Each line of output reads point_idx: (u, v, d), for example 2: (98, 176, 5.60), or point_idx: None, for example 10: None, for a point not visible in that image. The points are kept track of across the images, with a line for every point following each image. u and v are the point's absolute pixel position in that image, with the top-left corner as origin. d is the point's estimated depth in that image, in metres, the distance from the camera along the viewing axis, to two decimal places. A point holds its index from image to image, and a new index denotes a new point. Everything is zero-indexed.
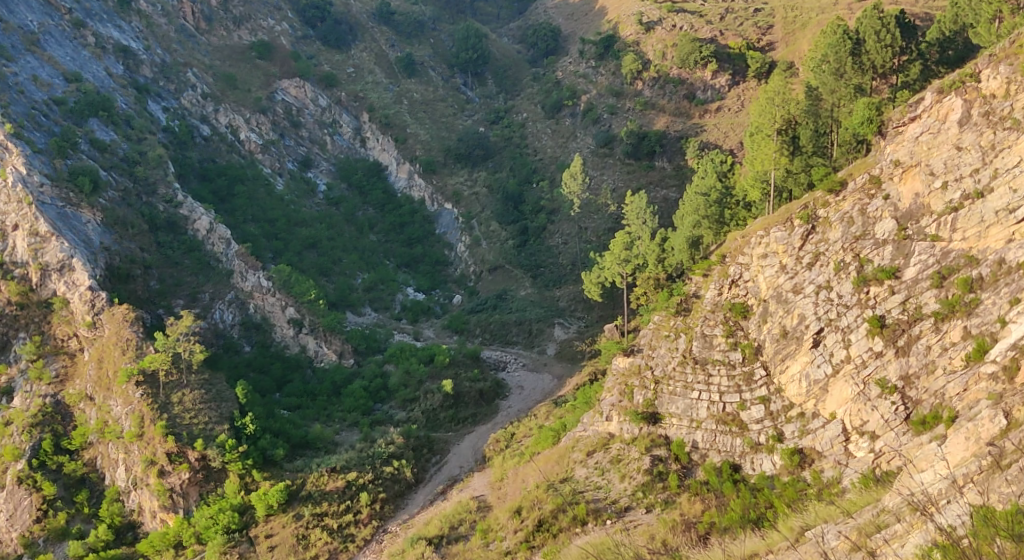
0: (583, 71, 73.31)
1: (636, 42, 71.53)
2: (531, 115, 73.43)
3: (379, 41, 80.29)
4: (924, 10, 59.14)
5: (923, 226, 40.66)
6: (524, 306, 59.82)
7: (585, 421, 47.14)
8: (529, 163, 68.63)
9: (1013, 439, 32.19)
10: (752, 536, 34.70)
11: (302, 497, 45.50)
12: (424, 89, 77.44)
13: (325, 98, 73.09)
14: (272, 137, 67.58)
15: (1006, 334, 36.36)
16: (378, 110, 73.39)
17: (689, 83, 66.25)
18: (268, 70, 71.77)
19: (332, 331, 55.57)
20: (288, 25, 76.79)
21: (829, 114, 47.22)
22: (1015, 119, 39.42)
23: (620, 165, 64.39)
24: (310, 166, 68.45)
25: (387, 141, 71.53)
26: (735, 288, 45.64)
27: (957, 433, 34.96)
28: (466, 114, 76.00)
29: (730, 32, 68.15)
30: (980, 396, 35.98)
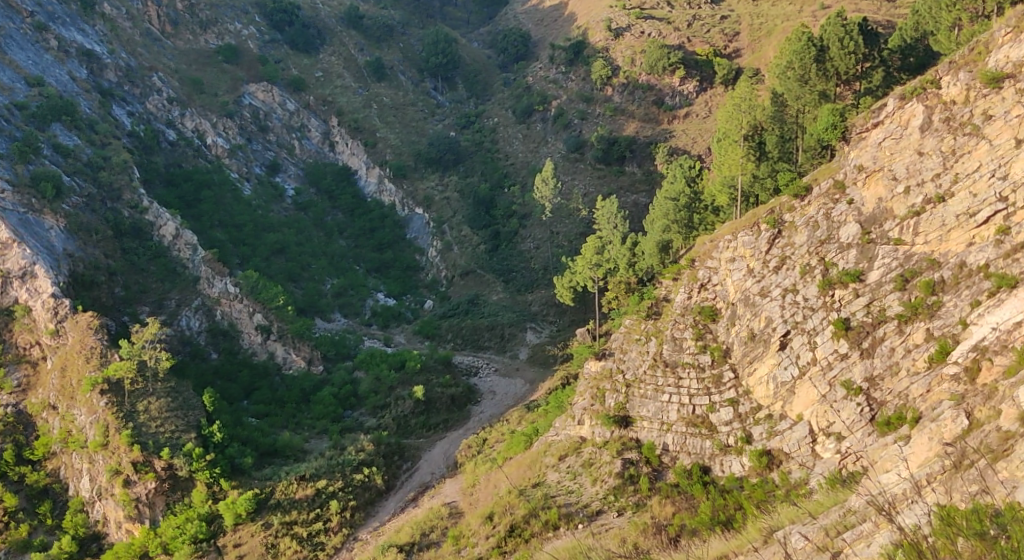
0: (553, 76, 73.70)
1: (605, 48, 71.83)
2: (501, 119, 73.58)
3: (348, 45, 79.86)
4: (886, 18, 60.47)
5: (886, 230, 41.42)
6: (496, 310, 59.92)
7: (557, 425, 47.34)
8: (501, 168, 68.73)
9: (975, 439, 32.76)
10: (720, 538, 35.49)
11: (271, 506, 45.19)
12: (394, 93, 77.18)
13: (292, 102, 72.34)
14: (239, 141, 66.97)
15: (968, 336, 37.16)
16: (348, 114, 73.08)
17: (658, 89, 66.70)
18: (235, 74, 71.32)
19: (300, 337, 54.89)
20: (255, 29, 76.16)
21: (794, 121, 47.89)
22: (974, 125, 40.30)
23: (591, 170, 64.82)
24: (277, 170, 67.76)
25: (357, 145, 71.20)
26: (704, 291, 46.21)
27: (921, 434, 35.82)
28: (437, 119, 75.96)
29: (697, 38, 68.99)
30: (943, 397, 36.73)
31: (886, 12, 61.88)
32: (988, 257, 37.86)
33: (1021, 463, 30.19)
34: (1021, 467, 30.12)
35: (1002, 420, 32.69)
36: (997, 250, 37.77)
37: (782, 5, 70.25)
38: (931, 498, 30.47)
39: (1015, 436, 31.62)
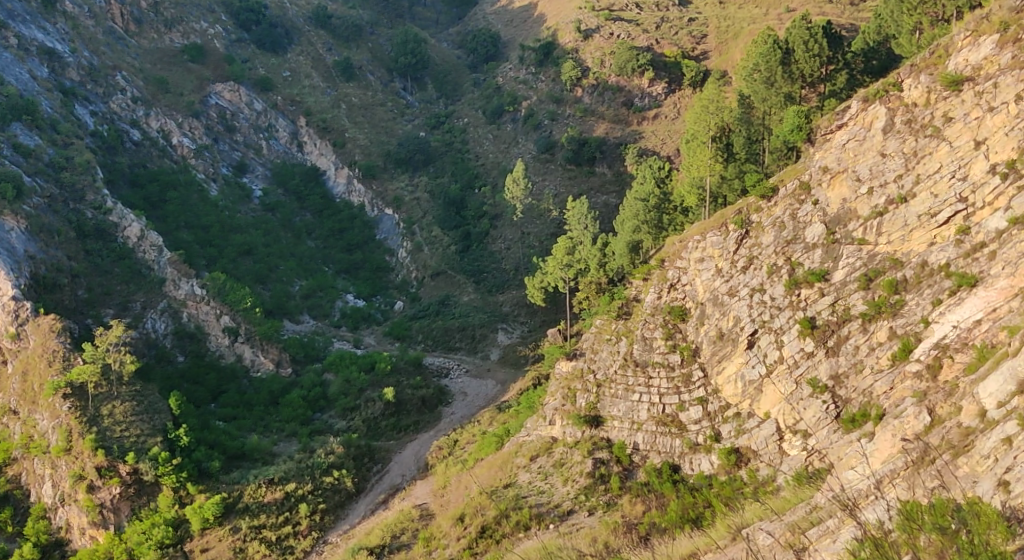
0: (523, 77, 74.06)
1: (574, 49, 72.11)
2: (472, 120, 73.69)
3: (316, 45, 79.33)
4: (849, 21, 61.76)
5: (850, 230, 42.06)
6: (467, 311, 59.87)
7: (529, 425, 47.51)
8: (471, 168, 68.73)
9: (936, 435, 34.14)
10: (690, 535, 36.15)
11: (240, 509, 44.88)
12: (363, 93, 76.78)
13: (260, 102, 71.51)
14: (206, 141, 66.10)
15: (930, 334, 37.93)
16: (316, 114, 72.57)
17: (628, 91, 67.04)
18: (201, 74, 70.33)
19: (268, 339, 54.00)
20: (221, 28, 75.20)
21: (761, 122, 48.08)
22: (935, 127, 41.12)
23: (561, 170, 65.09)
24: (244, 171, 67.05)
25: (326, 146, 70.85)
26: (674, 290, 46.57)
27: (884, 430, 36.94)
28: (406, 119, 75.68)
29: (665, 40, 69.51)
30: (905, 394, 37.43)
31: (850, 17, 63.67)
32: (949, 256, 38.63)
33: (980, 459, 31.62)
34: (980, 463, 31.58)
35: (963, 417, 33.80)
36: (957, 249, 38.55)
37: (748, 8, 71.20)
38: (894, 493, 31.26)
39: (975, 432, 32.91)
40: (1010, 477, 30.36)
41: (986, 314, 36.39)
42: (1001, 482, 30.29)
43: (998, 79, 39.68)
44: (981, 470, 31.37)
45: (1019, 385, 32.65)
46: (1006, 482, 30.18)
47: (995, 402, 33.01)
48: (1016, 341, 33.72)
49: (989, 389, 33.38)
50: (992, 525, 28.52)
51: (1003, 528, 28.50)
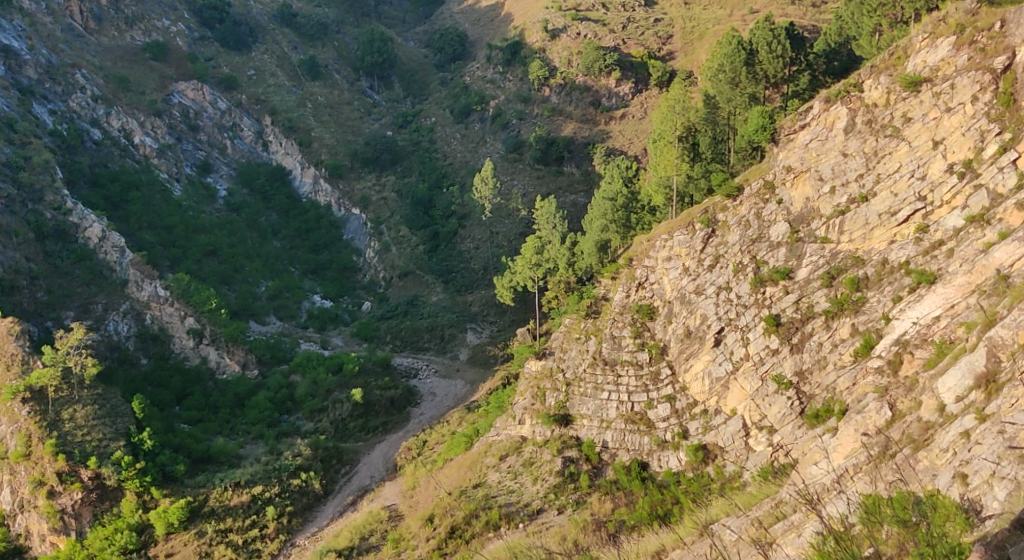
0: (490, 76, 74.13)
1: (541, 49, 72.41)
2: (439, 119, 73.54)
3: (280, 43, 78.53)
4: (811, 23, 63.26)
5: (813, 229, 42.65)
6: (435, 311, 59.62)
7: (498, 425, 47.59)
8: (439, 167, 68.62)
9: (897, 430, 35.17)
10: (659, 532, 36.65)
11: (205, 513, 44.33)
12: (329, 93, 76.16)
13: (224, 101, 70.87)
14: (169, 140, 65.25)
15: (891, 330, 38.44)
16: (280, 113, 71.59)
17: (595, 91, 67.39)
18: (164, 71, 69.35)
19: (234, 341, 53.45)
20: (184, 26, 74.35)
21: (727, 122, 48.93)
22: (894, 127, 41.91)
23: (530, 170, 65.17)
24: (208, 170, 66.13)
25: (291, 145, 70.08)
26: (642, 289, 46.97)
27: (846, 425, 37.54)
28: (373, 118, 75.23)
29: (632, 40, 70.12)
30: (868, 389, 38.00)
31: (812, 17, 65.59)
32: (909, 254, 39.28)
33: (940, 452, 32.64)
34: (940, 456, 32.58)
35: (923, 411, 34.75)
36: (917, 247, 39.24)
37: (712, 9, 72.27)
38: (856, 487, 32.29)
39: (934, 426, 33.96)
40: (969, 470, 31.20)
41: (945, 310, 37.03)
42: (959, 475, 31.12)
43: (955, 80, 40.58)
44: (941, 463, 32.35)
45: (976, 380, 33.38)
46: (966, 475, 30.99)
47: (954, 396, 33.88)
48: (973, 337, 34.53)
49: (948, 383, 34.22)
50: (950, 517, 29.45)
51: (961, 520, 29.38)
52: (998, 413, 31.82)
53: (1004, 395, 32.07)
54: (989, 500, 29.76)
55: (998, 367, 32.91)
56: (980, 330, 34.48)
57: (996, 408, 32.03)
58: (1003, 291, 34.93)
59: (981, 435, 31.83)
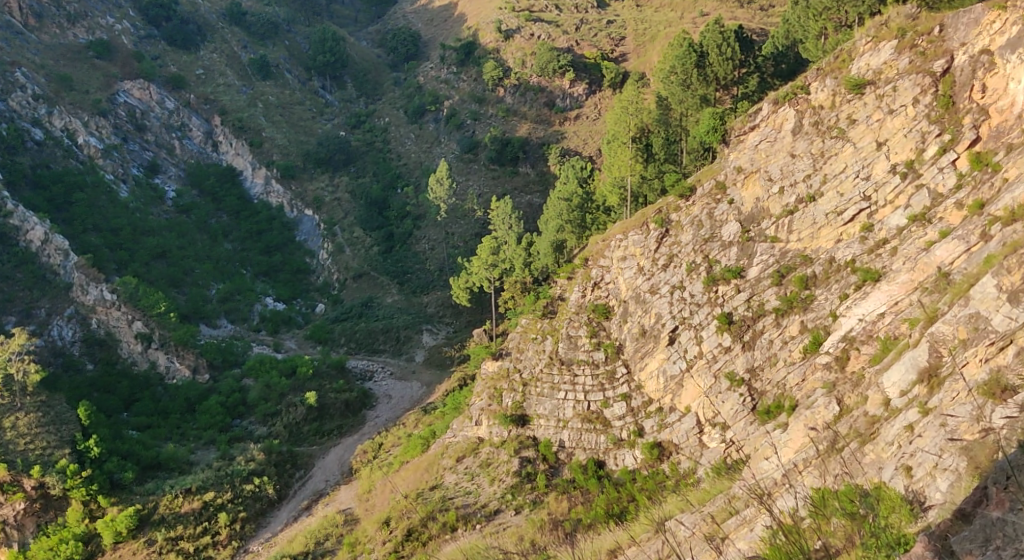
0: (444, 76, 73.99)
1: (495, 49, 72.46)
2: (393, 119, 73.54)
3: (230, 42, 77.31)
4: (760, 26, 64.62)
5: (763, 228, 43.29)
6: (390, 313, 59.22)
7: (455, 426, 47.49)
8: (393, 168, 68.42)
9: (845, 424, 36.07)
10: (616, 529, 36.98)
11: (155, 521, 43.51)
12: (280, 92, 75.29)
13: (172, 101, 69.34)
14: (114, 141, 63.45)
15: (838, 327, 39.16)
16: (230, 113, 70.51)
17: (549, 92, 67.73)
18: (108, 70, 67.62)
19: (184, 345, 52.41)
20: (129, 24, 72.52)
21: (679, 122, 49.25)
22: (840, 128, 42.71)
23: (484, 170, 65.25)
24: (156, 172, 64.63)
25: (242, 145, 68.89)
26: (598, 289, 47.35)
27: (797, 420, 38.15)
28: (325, 118, 74.80)
29: (585, 42, 70.72)
30: (817, 385, 38.58)
31: (760, 21, 67.29)
32: (855, 252, 40.17)
33: (885, 446, 33.70)
34: (885, 449, 33.62)
35: (869, 406, 35.81)
36: (862, 246, 40.12)
37: (663, 12, 73.51)
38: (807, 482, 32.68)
39: (881, 420, 34.97)
40: (913, 462, 32.03)
41: (890, 307, 37.98)
42: (904, 467, 31.94)
43: (897, 82, 41.58)
44: (886, 456, 33.37)
45: (919, 374, 34.78)
46: (910, 467, 31.84)
47: (899, 391, 35.13)
48: (916, 333, 35.80)
49: (892, 379, 35.50)
50: (896, 509, 29.89)
51: (906, 511, 29.93)
52: (940, 407, 33.01)
53: (946, 388, 33.44)
54: (932, 491, 30.60)
55: (939, 361, 34.39)
56: (922, 326, 35.79)
57: (938, 402, 33.27)
58: (944, 288, 36.17)
59: (924, 428, 32.82)
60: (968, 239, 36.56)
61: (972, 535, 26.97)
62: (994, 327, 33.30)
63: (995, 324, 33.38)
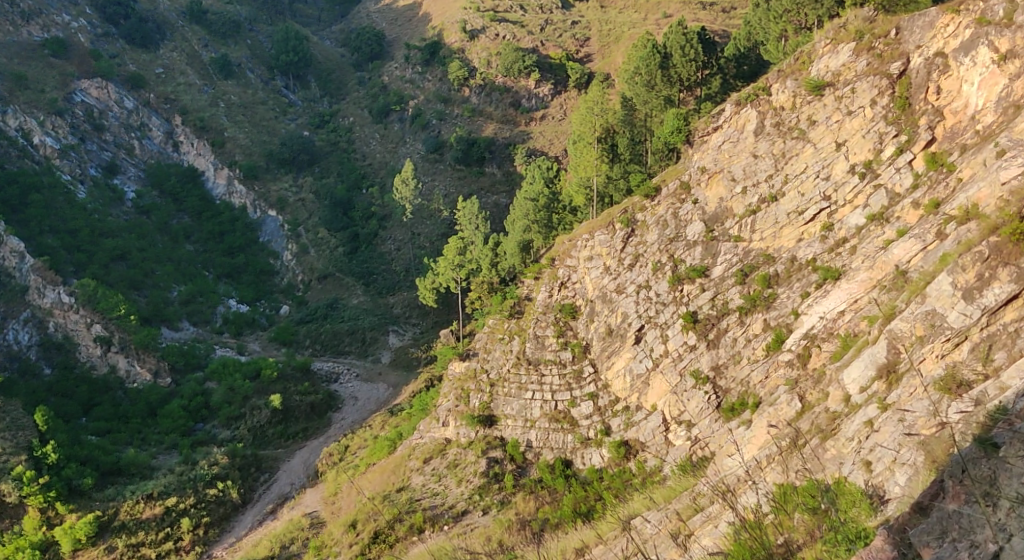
0: (409, 76, 73.92)
1: (461, 49, 72.59)
2: (357, 119, 73.52)
3: (190, 41, 76.39)
4: (722, 28, 66.17)
5: (727, 228, 43.63)
6: (355, 314, 58.78)
7: (421, 428, 47.27)
8: (358, 169, 68.55)
9: (806, 421, 36.78)
10: (584, 528, 37.02)
11: (115, 528, 42.72)
12: (242, 92, 74.74)
13: (131, 100, 68.05)
14: (71, 141, 62.07)
15: (800, 325, 39.46)
16: (191, 113, 69.80)
17: (515, 92, 68.01)
18: (64, 69, 65.77)
19: (145, 349, 51.67)
20: (86, 22, 70.83)
21: (643, 123, 49.66)
22: (800, 129, 43.13)
23: (450, 171, 65.13)
24: (115, 172, 63.43)
25: (204, 145, 68.03)
26: (565, 289, 47.43)
27: (760, 417, 38.63)
28: (289, 118, 74.10)
29: (550, 42, 71.23)
30: (779, 382, 38.93)
31: (722, 23, 68.82)
32: (816, 251, 40.57)
33: (846, 441, 34.30)
34: (845, 445, 34.22)
35: (829, 402, 36.50)
36: (823, 245, 40.53)
37: (627, 13, 74.75)
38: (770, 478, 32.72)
39: (841, 415, 35.74)
40: (871, 457, 32.68)
41: (849, 306, 38.28)
42: (864, 462, 32.56)
43: (855, 85, 42.06)
44: (846, 452, 33.95)
45: (877, 370, 35.47)
46: (869, 462, 32.45)
47: (858, 387, 35.84)
48: (875, 330, 36.45)
49: (852, 375, 36.18)
50: (855, 504, 30.56)
51: (866, 505, 30.50)
52: (898, 403, 33.89)
53: (904, 384, 34.29)
54: (891, 486, 31.00)
55: (897, 357, 35.09)
56: (881, 322, 36.37)
57: (897, 398, 34.11)
58: (901, 286, 36.61)
59: (883, 423, 33.70)
60: (925, 238, 37.07)
61: (930, 527, 26.86)
62: (950, 324, 34.17)
63: (951, 321, 34.24)
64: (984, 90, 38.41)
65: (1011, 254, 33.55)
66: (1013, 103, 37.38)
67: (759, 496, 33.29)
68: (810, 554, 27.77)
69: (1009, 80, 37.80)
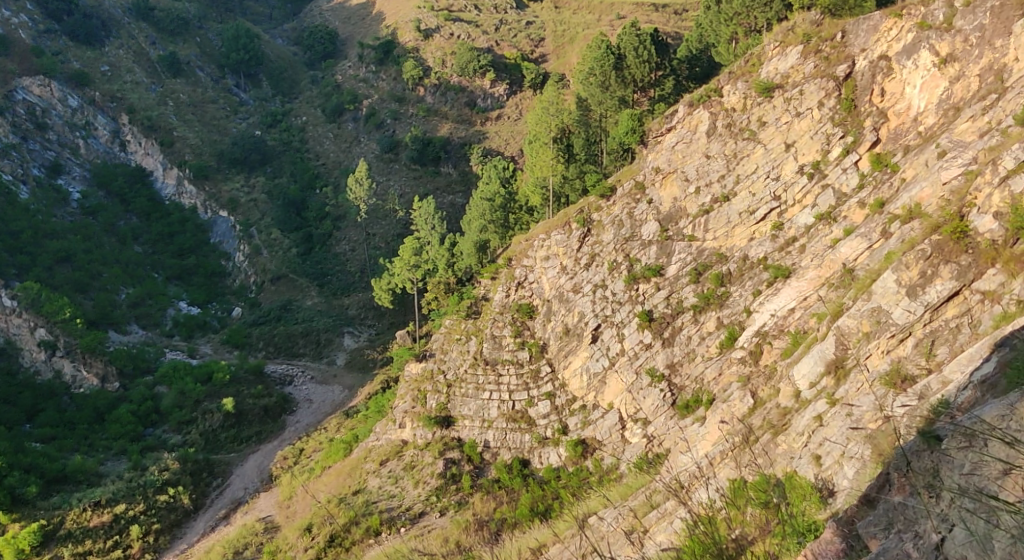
0: (363, 75, 73.62)
1: (415, 48, 72.53)
2: (311, 119, 72.57)
3: (137, 38, 74.93)
4: (674, 29, 68.02)
5: (681, 227, 43.94)
6: (309, 315, 58.13)
7: (377, 430, 46.90)
8: (311, 168, 67.63)
9: (759, 416, 36.72)
10: (541, 527, 36.89)
11: (61, 536, 41.42)
12: (191, 90, 73.63)
13: (75, 98, 66.57)
14: (12, 140, 60.47)
15: (751, 323, 39.81)
16: (139, 112, 68.28)
17: (470, 91, 68.23)
18: (5, 66, 64.09)
19: (91, 353, 50.28)
20: (27, 18, 68.66)
21: (598, 123, 50.19)
22: (751, 130, 43.59)
23: (406, 170, 64.95)
24: (59, 172, 61.90)
25: (151, 145, 67.01)
26: (522, 289, 47.44)
27: (714, 414, 38.64)
28: (240, 117, 73.33)
29: (505, 42, 72.14)
30: (732, 379, 39.10)
31: (675, 24, 71.81)
32: (767, 250, 40.98)
33: (797, 436, 34.37)
34: (796, 440, 34.30)
35: (780, 398, 36.52)
36: (774, 244, 40.94)
37: (581, 14, 75.75)
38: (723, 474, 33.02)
39: (791, 411, 35.74)
40: (822, 452, 32.79)
41: (799, 303, 38.66)
42: (814, 456, 32.72)
43: (803, 87, 42.56)
44: (797, 447, 34.01)
45: (827, 366, 35.56)
46: (819, 455, 32.58)
47: (808, 383, 35.85)
48: (824, 326, 36.65)
49: (802, 370, 36.20)
50: (806, 497, 30.83)
51: (816, 498, 30.75)
52: (846, 397, 34.00)
53: (851, 379, 34.40)
54: (839, 479, 31.19)
55: (845, 354, 35.33)
56: (829, 320, 36.66)
57: (845, 393, 34.23)
58: (848, 284, 37.07)
59: (831, 417, 33.72)
60: (870, 236, 37.56)
61: (877, 519, 26.28)
62: (895, 320, 34.78)
63: (895, 318, 34.87)
64: (925, 93, 39.35)
65: (952, 252, 34.30)
66: (953, 106, 38.33)
67: (714, 492, 33.45)
68: (762, 548, 26.62)
69: (950, 83, 38.79)
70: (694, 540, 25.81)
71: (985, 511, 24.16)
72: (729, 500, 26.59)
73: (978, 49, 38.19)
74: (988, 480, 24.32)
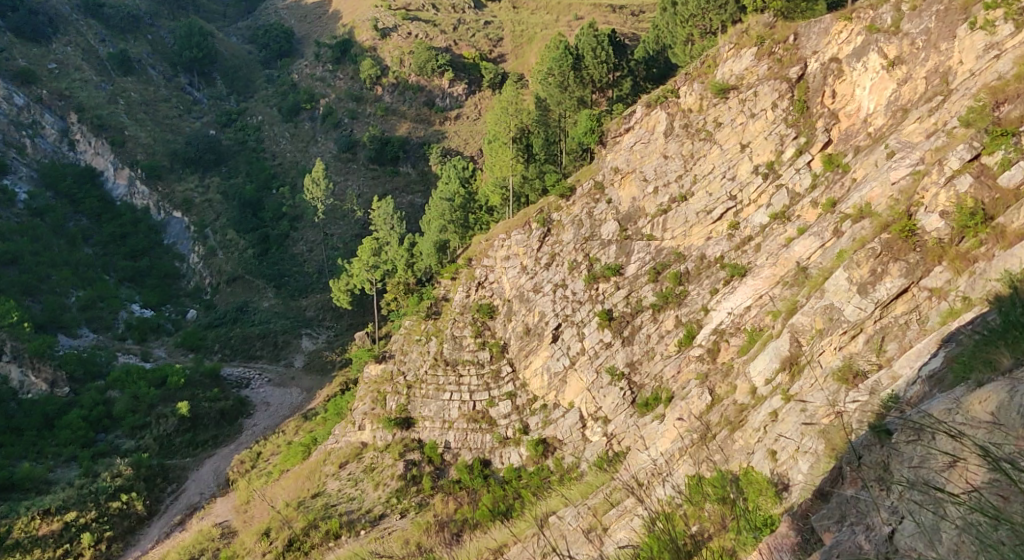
0: (320, 74, 73.15)
1: (372, 47, 72.15)
2: (267, 117, 72.00)
3: (86, 35, 73.73)
4: (632, 30, 68.74)
5: (640, 226, 44.14)
6: (266, 317, 57.45)
7: (336, 433, 46.50)
8: (268, 168, 67.08)
9: (715, 413, 36.63)
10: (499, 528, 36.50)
11: (9, 546, 40.47)
12: (143, 89, 72.60)
13: (21, 97, 65.27)
14: None
15: (709, 320, 40.05)
16: (88, 110, 66.95)
17: (428, 91, 68.08)
18: None
19: (40, 357, 49.39)
20: None
21: (558, 123, 50.07)
22: (707, 131, 43.91)
23: (364, 169, 64.59)
24: (6, 172, 60.44)
25: (102, 144, 65.56)
26: (482, 289, 47.30)
27: (672, 412, 38.51)
28: (193, 116, 72.70)
29: (463, 42, 72.19)
30: (690, 376, 39.27)
31: (632, 25, 72.03)
32: (723, 249, 41.28)
33: (753, 432, 34.17)
34: (752, 436, 34.10)
35: (737, 394, 36.50)
36: (730, 243, 41.22)
37: (539, 14, 76.22)
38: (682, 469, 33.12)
39: (747, 407, 35.68)
40: (776, 447, 32.55)
41: (755, 300, 38.83)
42: (769, 452, 32.32)
43: (757, 88, 43.00)
44: (753, 443, 33.80)
45: (782, 363, 35.68)
46: (774, 452, 32.18)
47: (764, 380, 35.86)
48: (778, 324, 36.93)
49: (758, 368, 36.31)
50: (762, 492, 30.81)
51: (771, 494, 30.74)
52: (800, 393, 33.85)
53: (806, 376, 34.40)
54: (793, 473, 30.96)
55: (799, 351, 35.49)
56: (784, 317, 36.96)
57: (799, 389, 34.09)
58: (802, 281, 37.46)
59: (786, 413, 33.55)
60: (823, 235, 37.80)
61: (830, 512, 26.55)
62: (847, 317, 35.11)
63: (847, 315, 35.18)
64: (874, 95, 39.96)
65: (901, 250, 34.79)
66: (901, 107, 38.91)
67: (672, 488, 33.45)
68: (718, 544, 27.18)
69: (898, 85, 39.35)
70: (654, 537, 25.71)
71: (931, 502, 24.32)
72: (686, 499, 26.70)
73: (925, 52, 38.85)
74: (935, 472, 24.55)
